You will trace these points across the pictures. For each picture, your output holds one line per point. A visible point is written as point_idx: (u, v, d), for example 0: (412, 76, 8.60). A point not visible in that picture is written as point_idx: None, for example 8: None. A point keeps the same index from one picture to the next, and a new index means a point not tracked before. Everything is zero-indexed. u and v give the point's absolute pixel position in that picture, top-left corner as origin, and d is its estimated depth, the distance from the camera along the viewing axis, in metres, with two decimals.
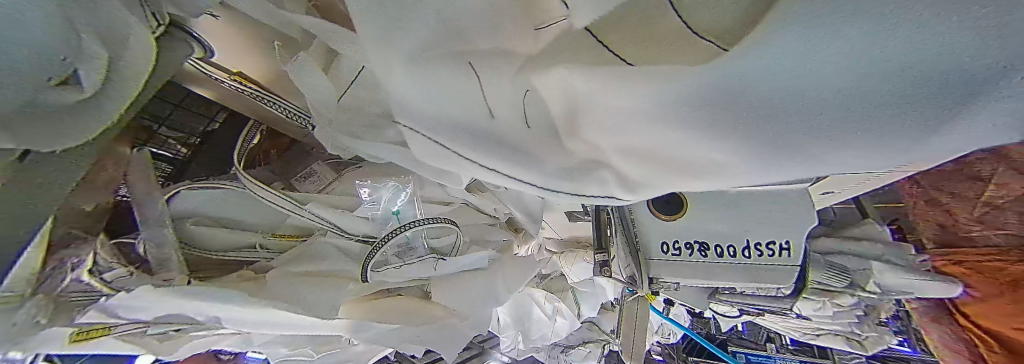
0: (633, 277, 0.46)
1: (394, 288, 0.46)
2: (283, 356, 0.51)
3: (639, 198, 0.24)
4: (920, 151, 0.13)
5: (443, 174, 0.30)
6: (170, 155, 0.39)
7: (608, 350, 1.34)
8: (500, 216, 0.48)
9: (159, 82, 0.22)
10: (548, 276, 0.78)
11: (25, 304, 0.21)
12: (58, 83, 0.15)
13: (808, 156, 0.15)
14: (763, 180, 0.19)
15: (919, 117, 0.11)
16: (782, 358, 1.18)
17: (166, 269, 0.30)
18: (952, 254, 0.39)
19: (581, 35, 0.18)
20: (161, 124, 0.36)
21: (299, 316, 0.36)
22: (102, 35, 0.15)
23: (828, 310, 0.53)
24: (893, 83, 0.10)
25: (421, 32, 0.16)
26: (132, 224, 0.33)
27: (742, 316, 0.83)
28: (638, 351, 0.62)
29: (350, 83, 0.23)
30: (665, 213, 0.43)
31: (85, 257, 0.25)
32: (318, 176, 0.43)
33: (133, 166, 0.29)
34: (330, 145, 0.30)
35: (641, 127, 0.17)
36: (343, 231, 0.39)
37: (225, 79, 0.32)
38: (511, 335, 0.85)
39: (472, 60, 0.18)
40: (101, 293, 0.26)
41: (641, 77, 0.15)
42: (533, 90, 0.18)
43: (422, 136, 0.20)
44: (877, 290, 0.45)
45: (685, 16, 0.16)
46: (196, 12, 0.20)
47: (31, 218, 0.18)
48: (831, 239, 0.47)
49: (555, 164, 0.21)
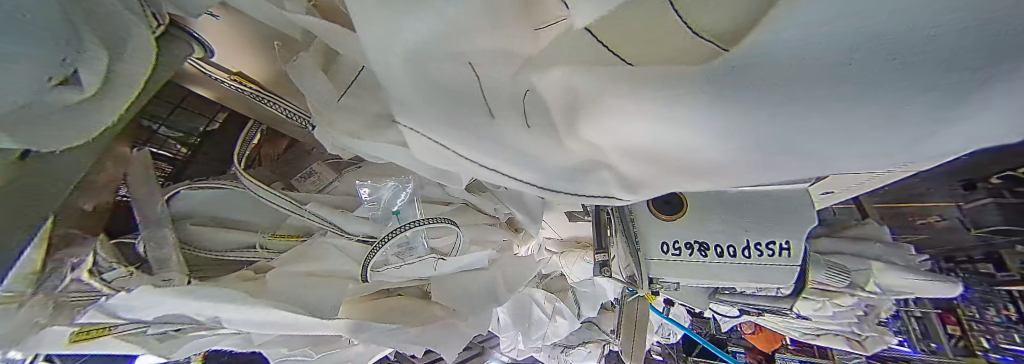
0: (633, 277, 0.46)
1: (394, 289, 0.47)
2: (282, 356, 0.50)
3: (639, 198, 0.24)
4: (914, 152, 0.13)
5: (443, 174, 0.29)
6: (169, 155, 0.39)
7: (607, 350, 1.34)
8: (500, 216, 0.49)
9: (159, 81, 0.22)
10: (548, 276, 0.79)
11: (24, 305, 0.22)
12: (57, 83, 0.14)
13: (809, 156, 0.15)
14: (761, 180, 0.19)
15: (922, 117, 0.11)
16: (782, 358, 1.21)
17: (166, 269, 0.30)
18: (956, 240, 0.47)
19: (581, 36, 0.18)
20: (161, 123, 0.37)
21: (300, 316, 0.36)
22: (101, 35, 0.15)
23: (828, 310, 0.54)
24: (907, 79, 0.10)
25: (421, 31, 0.16)
26: (132, 224, 0.34)
27: (742, 316, 0.83)
28: (638, 351, 0.62)
29: (349, 82, 0.24)
30: (664, 212, 0.43)
31: (85, 256, 0.25)
32: (318, 176, 0.43)
33: (133, 165, 0.30)
34: (330, 145, 0.30)
35: (641, 128, 0.17)
36: (343, 232, 0.39)
37: (225, 79, 0.32)
38: (511, 335, 0.85)
39: (472, 60, 0.17)
40: (101, 293, 0.26)
41: (639, 77, 0.15)
42: (533, 90, 0.18)
43: (422, 136, 0.19)
44: (877, 290, 0.47)
45: (685, 17, 0.16)
46: (196, 12, 0.20)
47: (27, 220, 0.18)
48: (831, 238, 0.49)
49: (555, 164, 0.21)
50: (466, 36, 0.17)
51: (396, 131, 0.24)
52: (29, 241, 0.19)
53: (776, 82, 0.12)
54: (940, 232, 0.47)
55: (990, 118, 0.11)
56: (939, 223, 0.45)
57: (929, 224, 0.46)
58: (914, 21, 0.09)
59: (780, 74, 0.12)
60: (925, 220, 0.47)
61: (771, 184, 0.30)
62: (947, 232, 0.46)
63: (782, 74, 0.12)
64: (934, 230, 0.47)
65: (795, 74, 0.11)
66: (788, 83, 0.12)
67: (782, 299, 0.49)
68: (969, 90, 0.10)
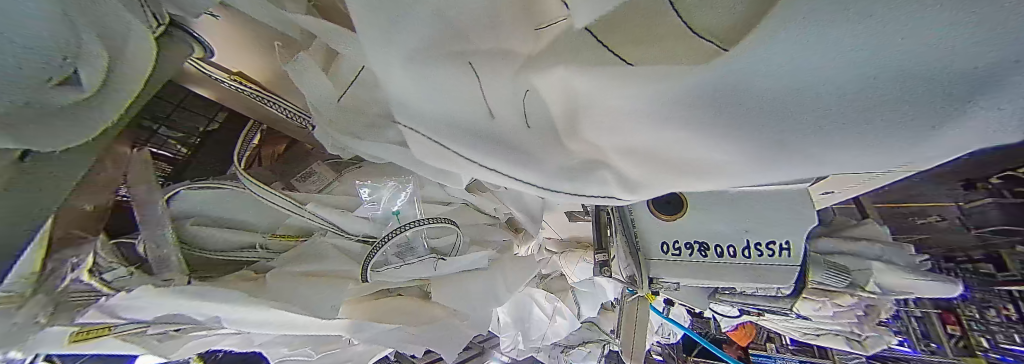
0: (633, 277, 0.46)
1: (394, 289, 0.47)
2: (282, 356, 0.50)
3: (639, 198, 0.24)
4: (913, 152, 0.13)
5: (443, 174, 0.30)
6: (169, 155, 0.39)
7: (607, 350, 1.34)
8: (500, 216, 0.49)
9: (159, 81, 0.22)
10: (547, 276, 0.79)
11: (23, 306, 0.21)
12: (57, 83, 0.14)
13: (808, 156, 0.15)
14: (761, 180, 0.19)
15: (921, 116, 0.11)
16: (782, 358, 1.21)
17: (166, 269, 0.30)
18: (955, 240, 0.47)
19: (580, 36, 0.17)
20: (161, 124, 0.36)
21: (299, 316, 0.36)
22: (101, 35, 0.15)
23: (828, 310, 0.55)
24: (907, 79, 0.10)
25: (422, 32, 0.16)
26: (132, 224, 0.34)
27: (742, 316, 0.83)
28: (638, 351, 0.62)
29: (350, 82, 0.24)
30: (664, 212, 0.42)
31: (85, 257, 0.25)
32: (318, 176, 0.43)
33: (133, 165, 0.30)
34: (330, 145, 0.30)
35: (641, 127, 0.17)
36: (343, 232, 0.39)
37: (224, 78, 0.31)
38: (510, 335, 0.85)
39: (471, 61, 0.17)
40: (101, 293, 0.27)
41: (639, 77, 0.15)
42: (533, 90, 0.18)
43: (422, 136, 0.19)
44: (878, 290, 0.47)
45: (685, 16, 0.16)
46: (196, 12, 0.20)
47: (27, 221, 0.18)
48: (831, 238, 0.49)
49: (555, 164, 0.21)
50: (466, 36, 0.17)
51: (396, 131, 0.24)
52: (31, 240, 0.19)
53: (774, 82, 0.12)
54: (939, 232, 0.47)
55: (990, 118, 0.11)
56: (938, 224, 0.45)
57: (927, 224, 0.47)
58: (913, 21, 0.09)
59: (778, 74, 0.12)
60: (924, 221, 0.47)
61: (770, 184, 0.30)
62: (946, 233, 0.46)
63: (781, 73, 0.12)
64: (933, 230, 0.47)
65: (795, 74, 0.12)
66: (787, 83, 0.12)
67: (781, 299, 0.49)
68: (968, 91, 0.10)
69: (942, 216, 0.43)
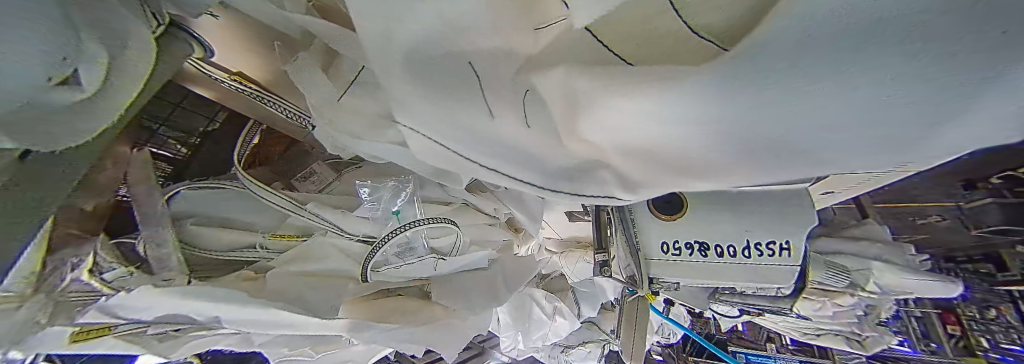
0: (633, 277, 0.46)
1: (394, 289, 0.47)
2: (280, 357, 0.50)
3: (639, 198, 0.24)
4: (915, 151, 0.13)
5: (443, 174, 0.30)
6: (169, 155, 0.39)
7: (607, 350, 1.33)
8: (500, 216, 0.48)
9: (159, 81, 0.22)
10: (547, 276, 0.78)
11: (24, 305, 0.22)
12: (58, 82, 0.14)
13: (810, 155, 0.15)
14: (762, 180, 0.19)
15: (920, 116, 0.11)
16: (782, 358, 1.20)
17: (166, 269, 0.30)
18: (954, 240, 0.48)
19: (580, 36, 0.18)
20: (161, 124, 0.36)
21: (299, 316, 0.36)
22: (102, 37, 0.15)
23: (827, 310, 0.55)
24: (909, 78, 0.10)
25: (421, 31, 0.16)
26: (132, 224, 0.34)
27: (742, 316, 0.84)
28: (638, 351, 0.62)
29: (350, 82, 0.23)
30: (664, 212, 0.42)
31: (84, 257, 0.25)
32: (319, 176, 0.43)
33: (132, 167, 0.29)
34: (330, 145, 0.30)
35: (641, 126, 0.17)
36: (343, 231, 0.39)
37: (225, 79, 0.32)
38: (510, 335, 0.85)
39: (472, 60, 0.17)
40: (101, 293, 0.27)
41: (638, 78, 0.15)
42: (533, 89, 0.19)
43: (421, 136, 0.19)
44: (877, 290, 0.47)
45: (685, 16, 0.16)
46: (196, 13, 0.20)
47: (24, 222, 0.18)
48: (832, 238, 0.49)
49: (556, 164, 0.21)
50: (465, 35, 0.17)
51: (395, 131, 0.24)
52: (30, 240, 0.19)
53: (772, 83, 0.12)
54: (937, 231, 0.47)
55: (990, 118, 0.11)
56: (935, 223, 0.46)
57: (925, 222, 0.47)
58: (909, 22, 0.09)
59: (780, 73, 0.12)
60: (922, 220, 0.47)
61: (771, 184, 0.30)
62: (944, 231, 0.47)
63: (784, 72, 0.12)
64: (930, 229, 0.48)
65: (794, 74, 0.12)
66: (786, 82, 0.12)
67: (781, 299, 0.49)
68: (966, 91, 0.10)
69: (940, 217, 0.44)
